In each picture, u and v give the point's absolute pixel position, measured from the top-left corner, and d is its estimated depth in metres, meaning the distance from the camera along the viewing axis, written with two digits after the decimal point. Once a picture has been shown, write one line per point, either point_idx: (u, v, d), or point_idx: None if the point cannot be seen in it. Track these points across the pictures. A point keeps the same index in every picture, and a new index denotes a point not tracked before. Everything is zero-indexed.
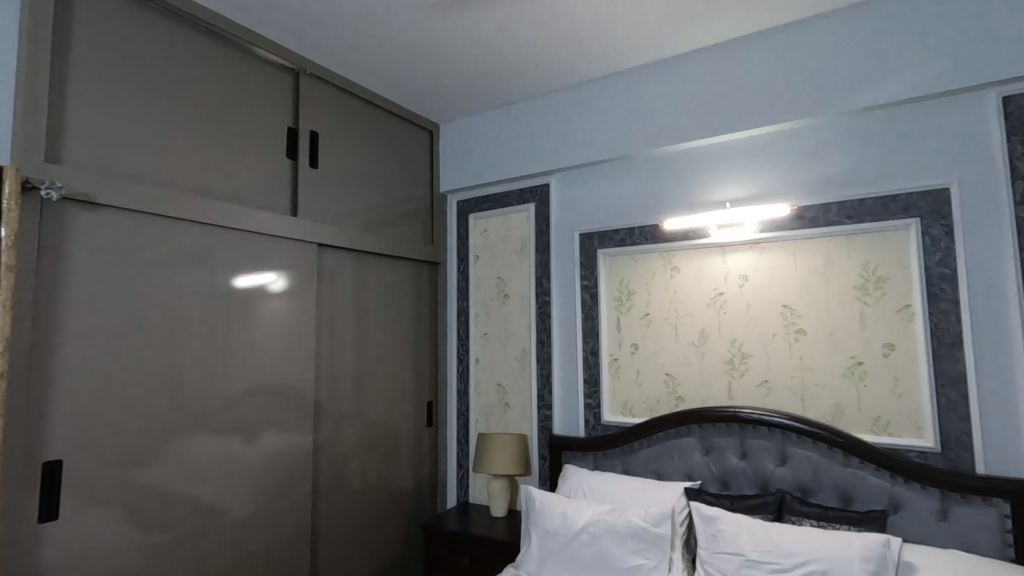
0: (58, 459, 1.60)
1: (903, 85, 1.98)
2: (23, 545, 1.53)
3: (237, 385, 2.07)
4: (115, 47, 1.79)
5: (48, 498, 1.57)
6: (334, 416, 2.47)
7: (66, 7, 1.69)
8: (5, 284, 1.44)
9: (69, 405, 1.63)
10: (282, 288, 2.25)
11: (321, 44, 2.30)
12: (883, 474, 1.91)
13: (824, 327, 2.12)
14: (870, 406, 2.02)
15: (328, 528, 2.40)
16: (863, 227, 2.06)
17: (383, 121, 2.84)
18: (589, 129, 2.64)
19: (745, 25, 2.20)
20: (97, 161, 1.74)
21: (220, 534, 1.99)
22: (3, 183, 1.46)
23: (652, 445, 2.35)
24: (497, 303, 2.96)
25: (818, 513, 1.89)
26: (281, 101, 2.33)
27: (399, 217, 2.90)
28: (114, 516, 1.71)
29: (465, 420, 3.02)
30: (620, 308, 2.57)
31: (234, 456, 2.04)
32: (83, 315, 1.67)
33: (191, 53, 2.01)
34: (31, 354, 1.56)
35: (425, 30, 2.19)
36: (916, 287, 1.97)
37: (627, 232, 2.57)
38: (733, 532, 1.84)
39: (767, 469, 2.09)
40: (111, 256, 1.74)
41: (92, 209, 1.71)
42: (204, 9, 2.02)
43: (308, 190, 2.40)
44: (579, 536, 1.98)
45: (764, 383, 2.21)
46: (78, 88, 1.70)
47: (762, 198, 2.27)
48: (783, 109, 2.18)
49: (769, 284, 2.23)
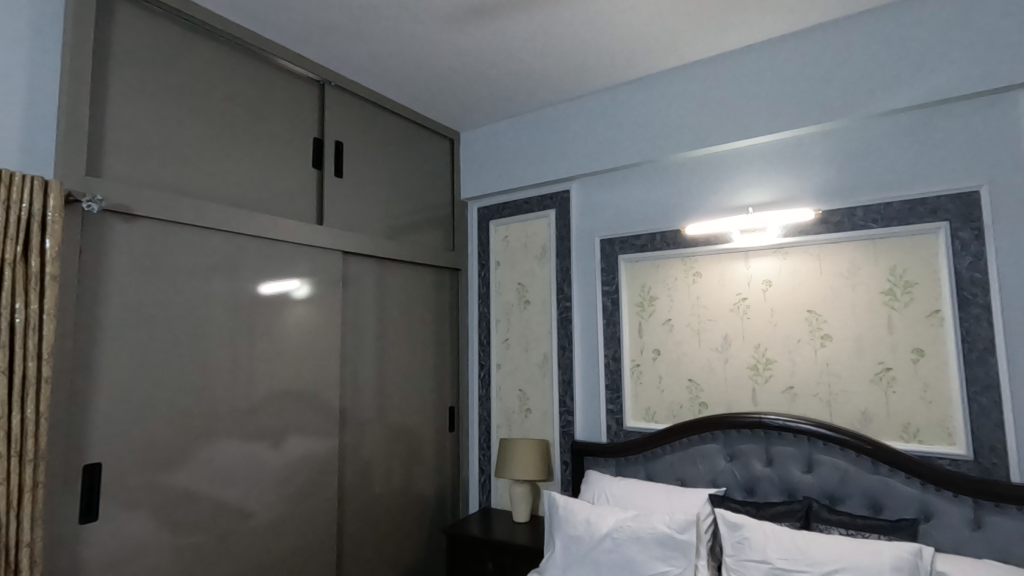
0: (98, 462, 1.65)
1: (931, 88, 1.95)
2: (65, 545, 1.58)
3: (264, 391, 2.11)
4: (151, 63, 1.86)
5: (88, 501, 1.62)
6: (358, 421, 2.51)
7: (107, 26, 1.76)
8: (50, 293, 1.50)
9: (107, 409, 1.68)
10: (306, 295, 2.29)
11: (345, 57, 2.35)
12: (913, 481, 1.88)
13: (850, 332, 2.10)
14: (899, 413, 1.99)
15: (352, 532, 2.43)
16: (890, 231, 2.04)
17: (406, 130, 2.89)
18: (610, 134, 2.65)
19: (769, 29, 2.19)
20: (135, 173, 1.80)
21: (248, 536, 2.02)
22: (48, 195, 1.52)
23: (675, 450, 2.34)
24: (518, 309, 2.98)
25: (846, 522, 1.86)
26: (307, 112, 2.38)
27: (421, 224, 2.94)
28: (148, 518, 1.76)
29: (487, 425, 3.03)
30: (642, 313, 2.57)
31: (261, 460, 2.08)
32: (120, 323, 1.73)
33: (222, 68, 2.07)
34: (74, 360, 1.62)
35: (448, 40, 2.23)
36: (946, 293, 1.94)
37: (648, 237, 2.57)
38: (760, 540, 1.82)
39: (794, 476, 2.06)
40: (146, 265, 1.80)
41: (130, 220, 1.77)
42: (235, 25, 2.08)
43: (333, 198, 2.45)
44: (603, 543, 1.98)
45: (789, 389, 2.19)
46: (116, 103, 1.76)
47: (785, 202, 2.26)
48: (807, 112, 2.16)
49: (793, 288, 2.22)
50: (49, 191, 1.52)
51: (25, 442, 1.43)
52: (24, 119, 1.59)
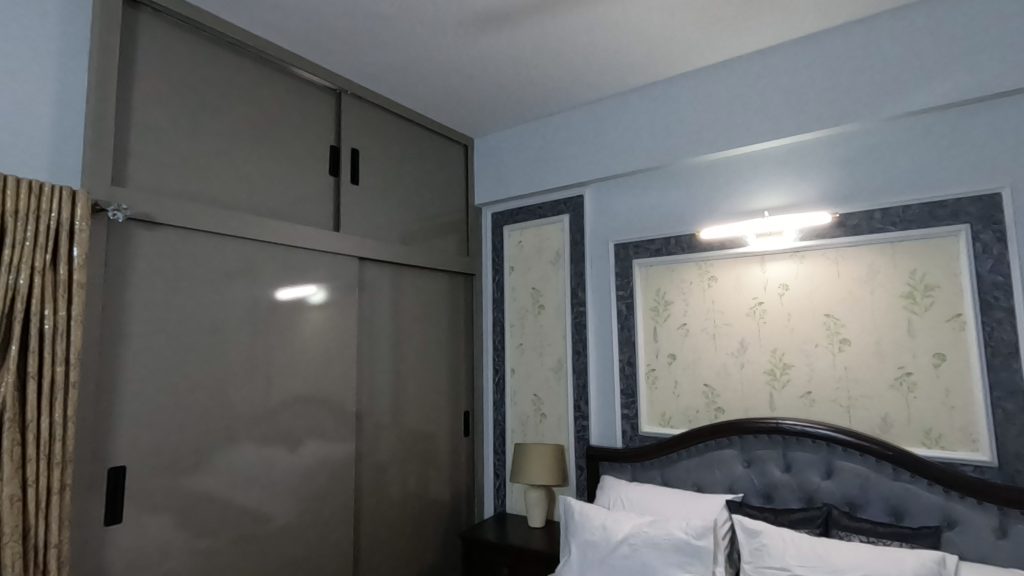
0: (122, 466, 1.68)
1: (950, 89, 1.93)
2: (90, 546, 1.61)
3: (281, 395, 2.13)
4: (173, 75, 1.91)
5: (113, 503, 1.66)
6: (374, 425, 2.53)
7: (131, 39, 1.80)
8: (78, 300, 1.54)
9: (131, 413, 1.72)
10: (322, 301, 2.32)
11: (361, 66, 2.38)
12: (936, 488, 1.85)
13: (869, 336, 2.07)
14: (921, 419, 1.96)
15: (368, 536, 2.44)
16: (909, 234, 2.01)
17: (420, 137, 2.92)
18: (624, 139, 2.65)
19: (784, 32, 2.18)
20: (157, 183, 1.84)
21: (266, 540, 2.04)
22: (75, 205, 1.56)
23: (692, 456, 2.32)
24: (532, 314, 2.98)
25: (867, 529, 1.84)
26: (324, 121, 2.41)
27: (435, 230, 2.96)
28: (169, 520, 1.79)
29: (502, 430, 3.03)
30: (657, 318, 2.56)
31: (278, 464, 2.10)
32: (143, 329, 1.76)
33: (241, 79, 2.12)
34: (99, 365, 1.66)
35: (463, 48, 2.25)
36: (968, 295, 1.91)
37: (663, 242, 2.56)
38: (779, 547, 1.80)
39: (813, 482, 2.04)
40: (168, 272, 1.84)
41: (154, 228, 1.81)
42: (254, 36, 2.13)
43: (349, 205, 2.48)
44: (619, 549, 1.97)
45: (807, 394, 2.17)
46: (140, 114, 1.81)
47: (802, 206, 2.24)
48: (823, 115, 2.15)
49: (811, 292, 2.19)
50: (77, 201, 1.57)
51: (54, 445, 1.47)
52: (52, 131, 1.64)
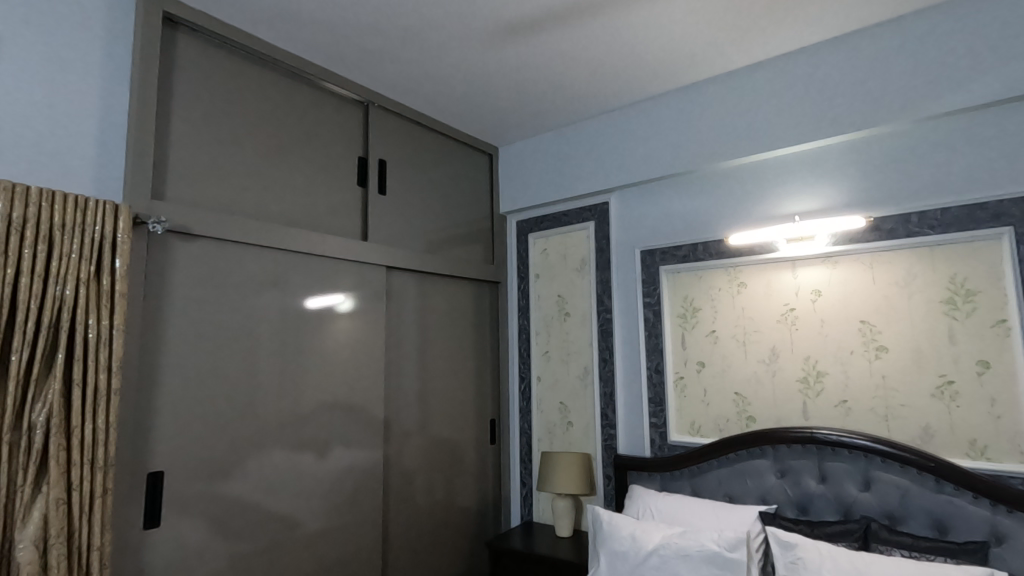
0: (160, 471, 1.73)
1: (989, 88, 1.87)
2: (129, 549, 1.66)
3: (310, 402, 2.16)
4: (209, 92, 1.97)
5: (151, 507, 1.71)
6: (402, 432, 2.55)
7: (170, 58, 1.87)
8: (119, 309, 1.59)
9: (168, 420, 1.76)
10: (350, 309, 2.35)
11: (388, 79, 2.43)
12: (982, 501, 1.77)
13: (907, 343, 2.01)
14: (965, 429, 1.88)
15: (396, 543, 2.46)
16: (948, 237, 1.95)
17: (445, 147, 2.95)
18: (649, 144, 2.64)
19: (812, 34, 2.15)
20: (193, 196, 1.90)
21: (297, 545, 2.07)
22: (118, 218, 1.62)
23: (722, 465, 2.28)
24: (557, 321, 2.97)
25: (909, 543, 1.77)
26: (352, 132, 2.46)
27: (460, 238, 2.98)
28: (204, 524, 1.83)
29: (528, 438, 3.02)
30: (685, 326, 2.53)
31: (308, 471, 2.13)
32: (180, 338, 1.82)
33: (273, 93, 2.18)
34: (139, 372, 1.71)
35: (487, 59, 2.28)
36: (1012, 301, 1.84)
37: (690, 248, 2.53)
38: (815, 560, 1.75)
39: (850, 494, 1.98)
40: (204, 283, 1.89)
41: (191, 240, 1.87)
42: (284, 52, 2.19)
43: (376, 214, 2.52)
44: (649, 560, 1.94)
45: (843, 403, 2.11)
46: (177, 131, 1.87)
47: (834, 210, 2.19)
48: (855, 117, 2.10)
49: (845, 298, 2.14)
50: (119, 214, 1.63)
51: (97, 450, 1.52)
52: (97, 148, 1.72)
